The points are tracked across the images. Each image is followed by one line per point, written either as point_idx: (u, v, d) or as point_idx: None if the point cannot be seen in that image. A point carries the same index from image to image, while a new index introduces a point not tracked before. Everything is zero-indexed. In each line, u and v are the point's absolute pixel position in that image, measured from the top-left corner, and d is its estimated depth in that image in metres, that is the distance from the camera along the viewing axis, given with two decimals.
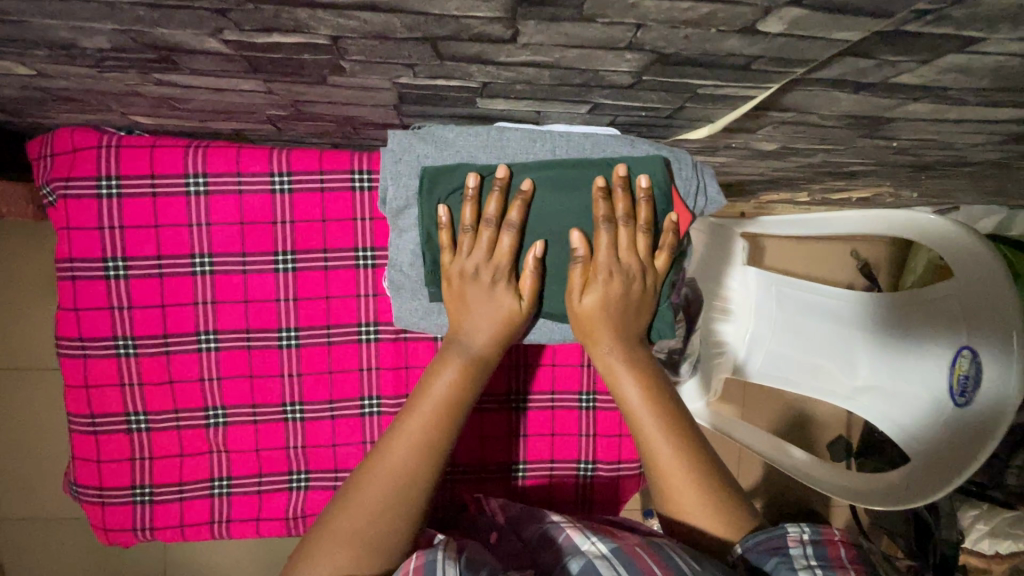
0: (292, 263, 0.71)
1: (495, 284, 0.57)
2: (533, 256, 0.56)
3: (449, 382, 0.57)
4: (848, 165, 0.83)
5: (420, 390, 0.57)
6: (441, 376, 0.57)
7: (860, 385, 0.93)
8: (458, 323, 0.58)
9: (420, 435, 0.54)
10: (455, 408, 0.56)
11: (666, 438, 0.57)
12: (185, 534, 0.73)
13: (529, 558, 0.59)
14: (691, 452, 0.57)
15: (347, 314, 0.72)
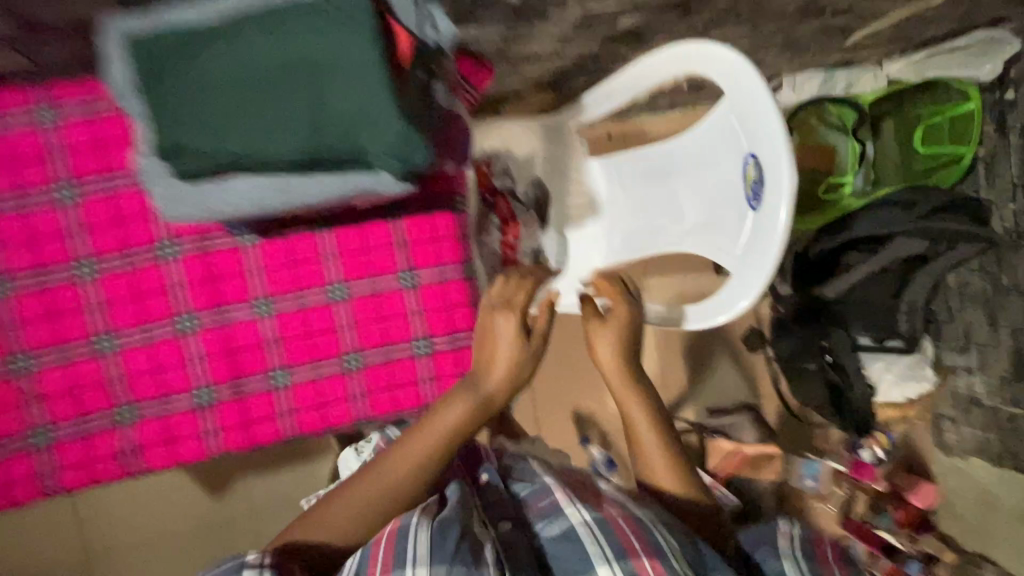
0: (75, 192, 0.70)
1: (506, 320, 0.75)
2: (547, 307, 0.77)
3: (461, 408, 0.71)
4: (621, 19, 0.89)
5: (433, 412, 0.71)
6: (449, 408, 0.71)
7: (689, 226, 0.97)
8: (485, 362, 0.74)
9: (429, 448, 0.68)
10: (457, 436, 0.70)
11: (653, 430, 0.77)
12: (17, 494, 0.71)
13: (514, 513, 0.69)
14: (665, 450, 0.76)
15: (142, 234, 0.71)
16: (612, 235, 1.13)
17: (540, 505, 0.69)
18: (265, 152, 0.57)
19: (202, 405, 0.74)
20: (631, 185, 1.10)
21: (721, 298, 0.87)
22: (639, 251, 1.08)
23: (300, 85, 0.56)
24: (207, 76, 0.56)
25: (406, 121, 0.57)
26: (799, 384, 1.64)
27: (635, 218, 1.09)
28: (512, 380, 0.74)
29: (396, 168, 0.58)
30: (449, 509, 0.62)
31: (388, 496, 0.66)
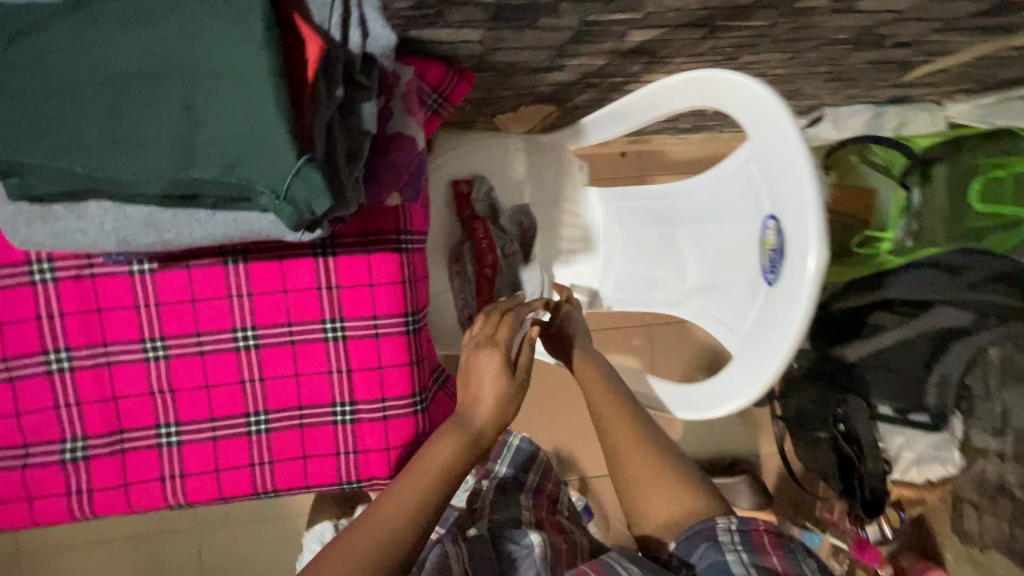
0: None
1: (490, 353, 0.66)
2: (530, 337, 0.68)
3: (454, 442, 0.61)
4: (630, 34, 0.74)
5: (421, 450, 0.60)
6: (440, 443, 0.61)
7: (690, 286, 0.81)
8: (475, 395, 0.65)
9: (426, 486, 0.57)
10: (457, 473, 0.59)
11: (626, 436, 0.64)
12: None
13: None
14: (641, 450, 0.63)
15: (9, 251, 0.59)
16: (604, 280, 0.99)
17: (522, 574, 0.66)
18: (121, 178, 0.44)
19: (70, 460, 0.61)
20: (632, 225, 0.94)
21: (718, 384, 0.72)
22: (635, 304, 0.93)
23: (169, 97, 0.43)
24: (52, 73, 0.43)
25: (305, 156, 0.43)
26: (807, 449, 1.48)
27: (633, 265, 0.94)
28: (501, 417, 0.65)
29: (289, 215, 0.44)
30: None
31: (398, 548, 0.51)
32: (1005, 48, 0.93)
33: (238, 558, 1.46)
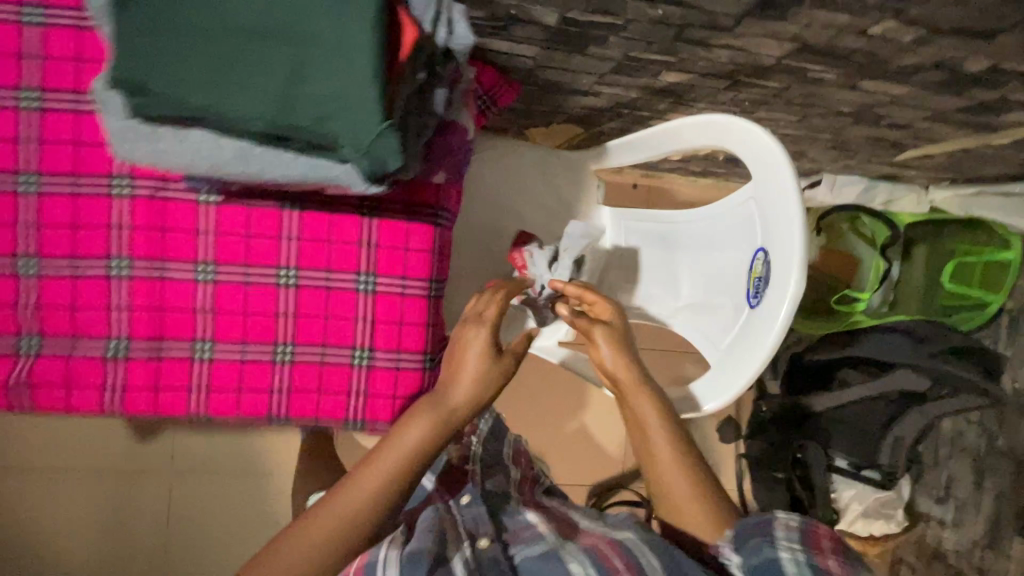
0: (39, 101, 0.65)
1: (478, 340, 0.71)
2: (526, 335, 0.76)
3: (425, 425, 0.68)
4: (663, 74, 0.84)
5: (397, 427, 0.68)
6: (413, 424, 0.68)
7: (682, 304, 0.90)
8: (450, 380, 0.71)
9: (391, 467, 0.67)
10: (425, 455, 0.69)
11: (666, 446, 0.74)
12: None
13: (490, 531, 0.72)
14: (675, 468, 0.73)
15: (98, 163, 0.66)
16: None
17: (521, 533, 0.72)
18: (229, 114, 0.52)
19: (110, 356, 0.68)
20: None
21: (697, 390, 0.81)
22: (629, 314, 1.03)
23: (279, 51, 0.51)
24: (185, 16, 0.50)
25: (387, 122, 0.52)
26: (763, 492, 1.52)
27: None
28: (480, 397, 0.72)
29: (364, 169, 0.53)
30: (429, 547, 0.67)
31: (354, 524, 0.64)
32: (986, 145, 1.05)
33: (205, 505, 1.49)
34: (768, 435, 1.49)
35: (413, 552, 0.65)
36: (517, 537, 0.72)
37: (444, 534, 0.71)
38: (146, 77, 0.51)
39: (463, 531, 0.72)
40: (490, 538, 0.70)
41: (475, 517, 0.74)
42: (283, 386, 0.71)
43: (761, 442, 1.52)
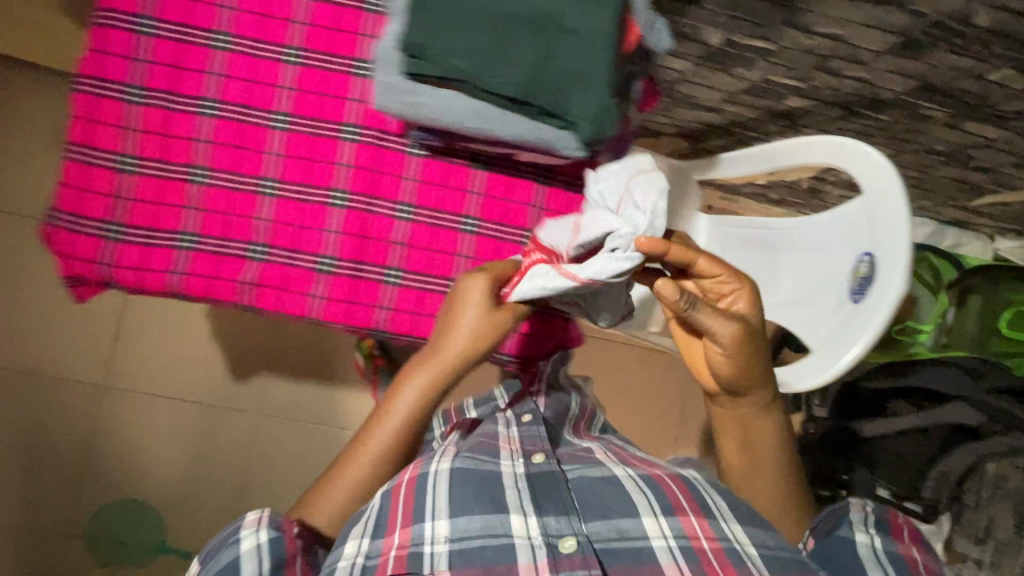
0: (299, 57, 0.81)
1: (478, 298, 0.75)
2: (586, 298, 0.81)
3: (415, 387, 0.76)
4: (786, 98, 0.97)
5: (389, 397, 0.77)
6: (417, 374, 0.76)
7: (780, 299, 1.02)
8: (444, 349, 0.76)
9: (405, 414, 0.76)
10: (414, 422, 0.76)
11: (773, 440, 0.77)
12: (144, 279, 0.79)
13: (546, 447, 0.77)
14: (774, 459, 0.77)
15: (335, 112, 0.82)
16: None
17: (580, 454, 0.80)
18: (487, 81, 0.67)
19: (320, 270, 0.82)
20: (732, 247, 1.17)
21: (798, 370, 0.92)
22: None
23: (536, 36, 0.65)
24: (471, 4, 0.66)
25: (609, 102, 0.67)
26: None
27: None
28: (480, 346, 0.76)
29: (586, 132, 0.67)
30: (493, 463, 0.74)
31: (375, 468, 0.74)
32: None
33: (282, 448, 1.61)
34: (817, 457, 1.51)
35: (469, 463, 0.73)
36: (568, 458, 0.78)
37: (501, 447, 0.77)
38: (431, 47, 0.67)
39: (516, 448, 0.77)
40: (542, 453, 0.76)
41: (534, 436, 0.79)
42: None
43: None
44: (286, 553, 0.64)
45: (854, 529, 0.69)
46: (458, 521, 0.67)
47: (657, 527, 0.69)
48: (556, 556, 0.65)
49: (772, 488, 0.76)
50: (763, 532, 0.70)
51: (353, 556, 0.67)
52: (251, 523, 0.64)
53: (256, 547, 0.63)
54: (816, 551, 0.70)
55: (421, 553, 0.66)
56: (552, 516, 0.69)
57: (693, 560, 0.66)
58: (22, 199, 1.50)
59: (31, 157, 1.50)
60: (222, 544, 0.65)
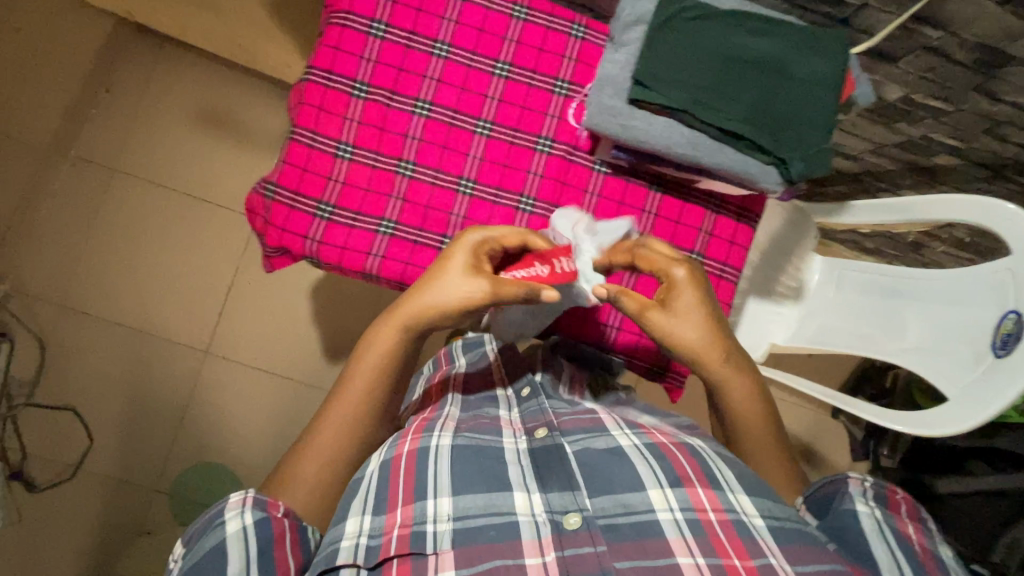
0: (507, 71, 0.88)
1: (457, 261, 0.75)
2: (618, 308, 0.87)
3: (390, 338, 0.75)
4: (935, 155, 1.02)
5: (363, 349, 0.75)
6: (394, 323, 0.75)
7: (910, 345, 1.05)
8: (420, 307, 0.74)
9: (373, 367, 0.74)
10: (383, 379, 0.74)
11: (750, 405, 0.78)
12: (343, 257, 0.85)
13: (550, 420, 0.73)
14: (755, 423, 0.77)
15: (533, 124, 0.88)
16: (805, 321, 1.25)
17: (582, 421, 0.73)
18: (709, 115, 0.72)
19: None
20: (852, 289, 1.20)
21: (937, 416, 0.96)
22: (832, 345, 1.19)
23: (760, 79, 0.71)
24: (702, 43, 0.72)
25: (821, 147, 0.72)
26: None
27: (845, 320, 1.19)
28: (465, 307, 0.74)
29: (799, 169, 0.72)
30: (495, 439, 0.71)
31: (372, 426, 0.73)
32: None
33: None
34: None
35: (469, 442, 0.69)
36: (573, 428, 0.72)
37: (501, 427, 0.74)
38: (658, 79, 0.73)
39: (520, 428, 0.74)
40: (546, 428, 0.71)
41: (535, 413, 0.76)
42: None
43: None
44: (274, 538, 0.61)
45: (858, 500, 0.62)
46: (460, 498, 0.63)
47: (663, 499, 0.61)
48: (561, 533, 0.59)
49: (772, 446, 0.76)
50: (776, 506, 0.62)
51: (356, 536, 0.62)
52: (235, 504, 0.62)
53: (241, 529, 0.60)
54: (825, 525, 0.63)
55: (423, 533, 0.60)
56: (555, 492, 0.63)
57: (701, 533, 0.58)
58: (167, 167, 1.64)
59: (174, 126, 1.65)
60: (207, 528, 0.61)
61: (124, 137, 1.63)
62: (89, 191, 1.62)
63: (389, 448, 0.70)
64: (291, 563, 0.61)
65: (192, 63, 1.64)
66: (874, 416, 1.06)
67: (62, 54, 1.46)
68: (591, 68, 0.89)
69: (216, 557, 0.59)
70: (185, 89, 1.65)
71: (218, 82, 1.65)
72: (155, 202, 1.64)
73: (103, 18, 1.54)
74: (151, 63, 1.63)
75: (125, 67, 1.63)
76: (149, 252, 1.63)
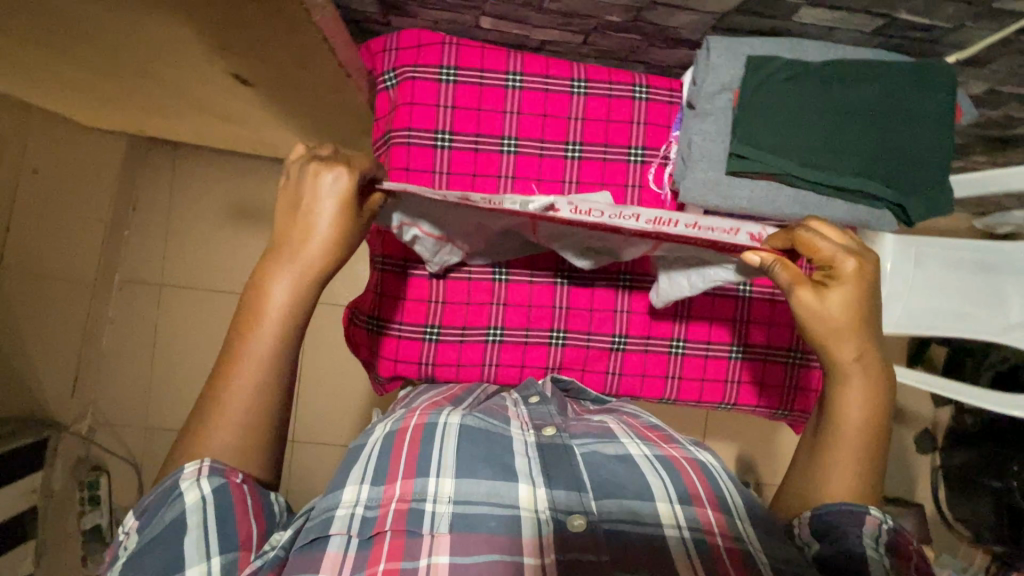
0: (579, 151, 0.86)
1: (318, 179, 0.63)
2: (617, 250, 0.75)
3: (286, 293, 0.61)
4: (1014, 127, 0.98)
5: (257, 285, 0.61)
6: (273, 284, 0.61)
7: (1015, 322, 1.06)
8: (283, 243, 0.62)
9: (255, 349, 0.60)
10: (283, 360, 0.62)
11: (864, 412, 0.65)
12: (459, 373, 0.87)
13: (557, 424, 0.73)
14: (865, 434, 0.65)
15: (616, 199, 0.86)
16: (889, 306, 1.13)
17: (592, 430, 0.74)
18: (819, 174, 0.70)
19: (616, 348, 0.89)
20: (933, 267, 1.11)
21: None
22: (913, 329, 1.12)
23: (864, 131, 0.70)
24: (796, 103, 0.70)
25: (935, 183, 0.71)
26: (967, 499, 1.52)
27: (930, 302, 1.11)
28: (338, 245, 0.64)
29: (920, 212, 0.71)
30: (503, 427, 0.71)
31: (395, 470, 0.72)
32: None
33: None
34: (973, 449, 1.50)
35: (477, 422, 0.70)
36: (581, 434, 0.72)
37: (510, 419, 0.74)
38: (758, 146, 0.70)
39: (527, 422, 0.74)
40: (555, 428, 0.71)
41: (544, 414, 0.76)
42: (735, 383, 0.90)
43: (963, 451, 1.54)
44: (236, 506, 0.56)
45: (866, 545, 0.59)
46: (463, 482, 0.62)
47: (671, 514, 0.61)
48: (563, 533, 0.58)
49: (867, 454, 0.65)
50: (775, 540, 0.61)
51: (351, 507, 0.60)
52: (189, 474, 0.56)
53: (200, 500, 0.55)
54: (828, 560, 0.60)
55: (422, 511, 0.59)
56: (562, 491, 0.62)
57: (706, 548, 0.58)
58: (190, 264, 1.62)
59: (199, 223, 1.61)
60: (163, 504, 0.55)
61: (144, 244, 1.61)
62: (120, 306, 1.60)
63: (395, 423, 0.72)
64: (252, 527, 0.57)
65: (203, 158, 1.61)
66: (987, 400, 1.05)
67: (87, 187, 1.43)
68: (663, 128, 0.86)
69: (173, 532, 0.54)
70: (200, 185, 1.61)
71: (232, 172, 1.61)
72: (184, 301, 1.62)
73: (115, 140, 1.50)
74: (162, 165, 1.60)
75: (146, 180, 1.60)
76: (187, 351, 1.62)
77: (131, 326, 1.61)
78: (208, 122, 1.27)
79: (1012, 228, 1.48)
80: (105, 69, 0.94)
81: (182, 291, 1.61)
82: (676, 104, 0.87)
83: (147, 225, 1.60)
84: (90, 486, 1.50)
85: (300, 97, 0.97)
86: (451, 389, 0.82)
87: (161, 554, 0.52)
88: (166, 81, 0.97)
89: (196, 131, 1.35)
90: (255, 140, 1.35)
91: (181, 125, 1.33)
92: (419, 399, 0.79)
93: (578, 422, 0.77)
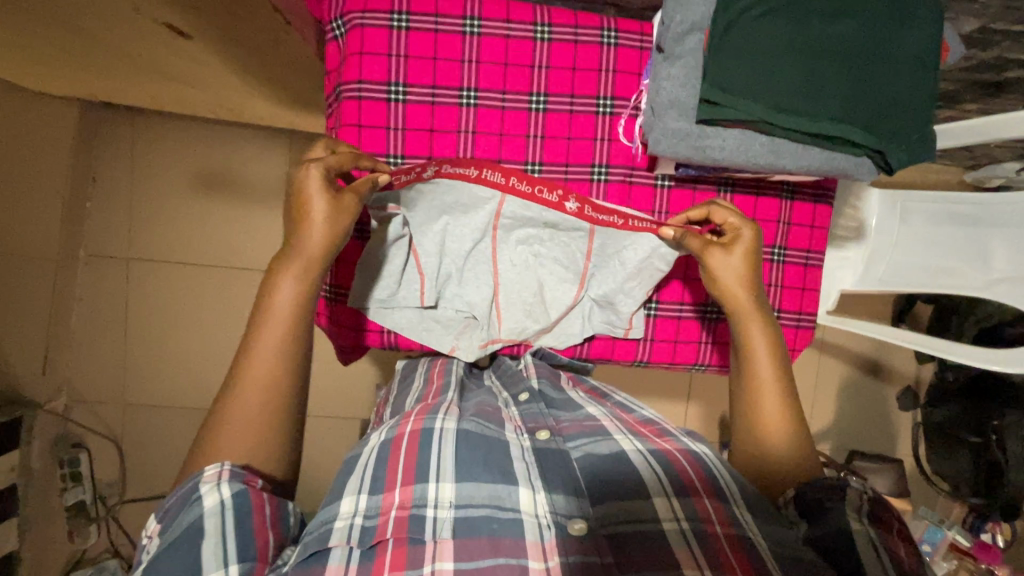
0: (544, 103, 0.80)
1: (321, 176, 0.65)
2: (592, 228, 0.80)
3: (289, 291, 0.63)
4: (1006, 70, 0.93)
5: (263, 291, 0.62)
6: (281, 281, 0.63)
7: (999, 276, 0.99)
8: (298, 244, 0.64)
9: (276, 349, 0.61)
10: (293, 363, 0.62)
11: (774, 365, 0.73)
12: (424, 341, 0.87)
13: (551, 425, 0.70)
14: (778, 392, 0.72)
15: (584, 154, 0.82)
16: (872, 263, 1.12)
17: (583, 424, 0.71)
18: (795, 118, 0.65)
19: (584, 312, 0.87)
20: (918, 222, 1.08)
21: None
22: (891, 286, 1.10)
23: (844, 68, 0.65)
24: (770, 37, 0.64)
25: (919, 124, 0.67)
26: (946, 453, 1.52)
27: (912, 257, 1.09)
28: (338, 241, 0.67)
29: (902, 158, 0.67)
30: (498, 430, 0.68)
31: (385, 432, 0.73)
32: None
33: None
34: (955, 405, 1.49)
35: (474, 426, 0.67)
36: (574, 433, 0.69)
37: (504, 420, 0.71)
38: (729, 89, 0.65)
39: (520, 424, 0.71)
40: (549, 430, 0.68)
41: (536, 413, 0.72)
42: (709, 343, 0.89)
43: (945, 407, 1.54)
44: (253, 509, 0.53)
45: (851, 517, 0.59)
46: (463, 487, 0.59)
47: (667, 508, 0.60)
48: (566, 537, 0.56)
49: (788, 410, 0.71)
50: (777, 527, 0.59)
51: (350, 516, 0.56)
52: (210, 479, 0.54)
53: (220, 502, 0.52)
54: (816, 538, 0.60)
55: (423, 518, 0.56)
56: (561, 496, 0.60)
57: (707, 544, 0.56)
58: (159, 236, 1.56)
59: (165, 195, 1.55)
60: (183, 505, 0.53)
61: (109, 217, 1.54)
62: (89, 282, 1.55)
63: (390, 429, 0.67)
64: (270, 539, 0.53)
65: (163, 125, 1.53)
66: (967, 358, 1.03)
67: (44, 159, 1.36)
68: (633, 77, 0.81)
69: (190, 536, 0.50)
70: (162, 154, 1.54)
71: (194, 139, 1.53)
72: (155, 276, 1.56)
73: (68, 107, 1.42)
74: (121, 133, 1.52)
75: (105, 148, 1.52)
76: (161, 325, 1.58)
77: (101, 303, 1.56)
78: (161, 85, 1.19)
79: (1002, 181, 1.43)
80: (37, 28, 0.86)
81: (152, 265, 1.56)
82: (647, 49, 0.81)
83: (111, 197, 1.54)
84: (70, 463, 1.47)
85: (248, 47, 0.90)
86: (430, 381, 0.80)
87: (174, 559, 0.48)
88: (103, 39, 0.89)
89: (152, 94, 1.27)
90: (214, 104, 1.28)
91: (133, 89, 1.25)
92: (409, 402, 0.76)
93: (568, 418, 0.73)
